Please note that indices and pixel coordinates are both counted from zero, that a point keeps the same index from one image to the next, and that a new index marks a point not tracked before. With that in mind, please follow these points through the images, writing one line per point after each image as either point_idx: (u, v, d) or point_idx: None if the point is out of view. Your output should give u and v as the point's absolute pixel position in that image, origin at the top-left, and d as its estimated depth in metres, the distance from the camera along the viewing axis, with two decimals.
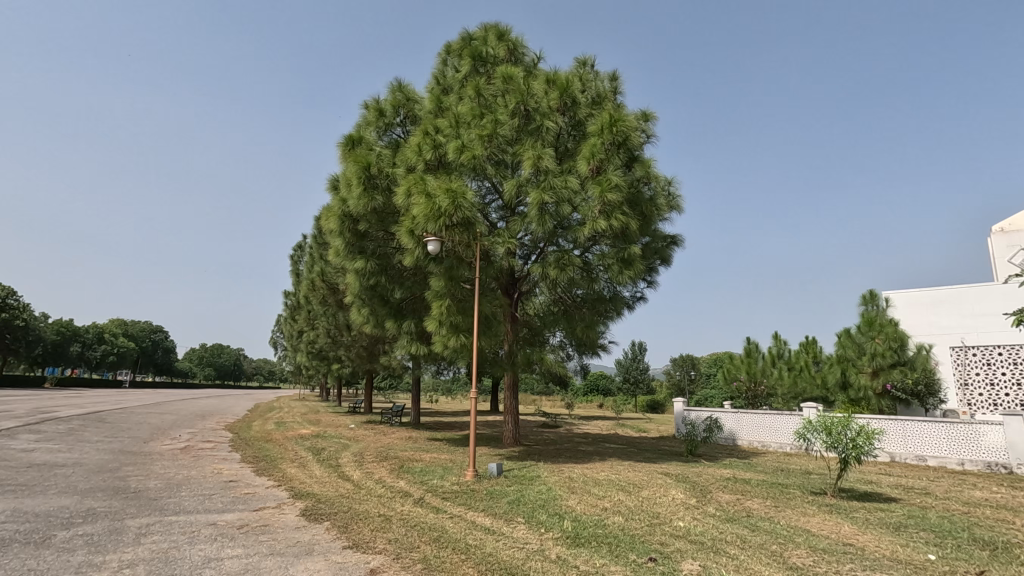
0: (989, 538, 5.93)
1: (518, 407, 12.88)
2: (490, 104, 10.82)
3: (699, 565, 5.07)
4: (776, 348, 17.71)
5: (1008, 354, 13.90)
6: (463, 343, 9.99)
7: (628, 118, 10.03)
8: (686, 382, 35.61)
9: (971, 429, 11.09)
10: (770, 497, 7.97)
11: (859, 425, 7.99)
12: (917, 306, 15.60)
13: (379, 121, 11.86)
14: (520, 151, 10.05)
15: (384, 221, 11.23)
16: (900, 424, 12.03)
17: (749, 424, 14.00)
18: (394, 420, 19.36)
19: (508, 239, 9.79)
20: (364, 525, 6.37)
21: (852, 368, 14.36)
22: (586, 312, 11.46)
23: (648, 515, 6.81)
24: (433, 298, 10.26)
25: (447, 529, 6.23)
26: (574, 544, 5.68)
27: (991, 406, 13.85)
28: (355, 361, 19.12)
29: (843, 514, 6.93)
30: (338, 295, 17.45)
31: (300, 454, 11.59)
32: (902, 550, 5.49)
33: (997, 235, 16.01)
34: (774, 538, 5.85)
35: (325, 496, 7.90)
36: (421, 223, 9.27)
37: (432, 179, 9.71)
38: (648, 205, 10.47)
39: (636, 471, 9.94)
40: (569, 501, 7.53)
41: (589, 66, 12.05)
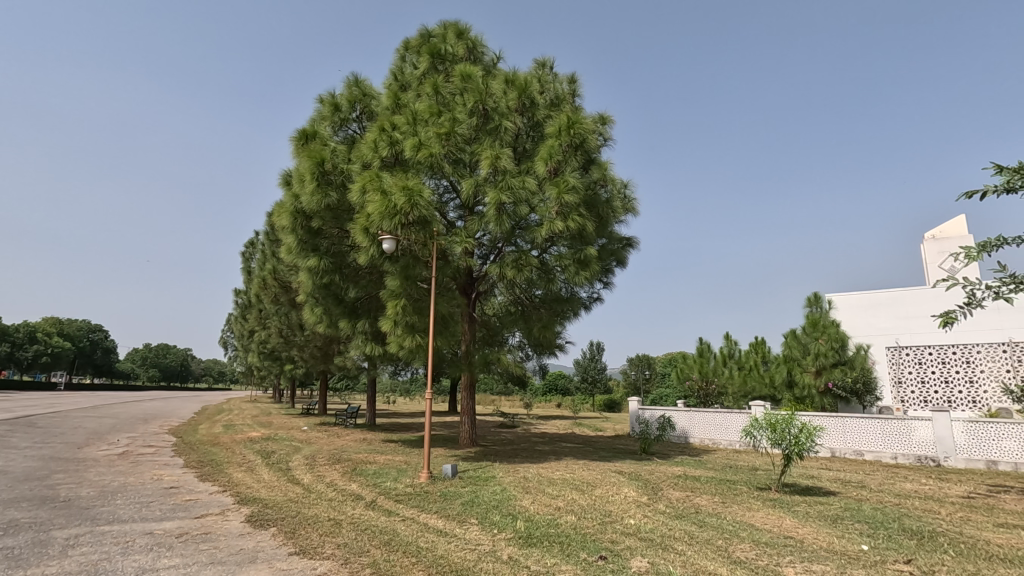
0: (917, 528, 6.27)
1: (475, 407, 12.85)
2: (448, 103, 10.75)
3: (647, 562, 5.14)
4: (728, 347, 18.26)
5: (937, 354, 14.80)
6: (419, 344, 9.86)
7: (586, 121, 10.12)
8: (641, 381, 36.48)
9: (904, 425, 11.70)
10: (718, 493, 8.21)
11: (801, 423, 8.33)
12: (857, 307, 16.27)
13: (333, 116, 11.60)
14: (478, 150, 10.01)
15: (339, 219, 10.99)
16: (840, 420, 12.63)
17: (701, 422, 14.38)
18: (350, 421, 18.99)
19: (465, 239, 9.75)
20: (312, 530, 6.21)
21: (797, 367, 15.04)
22: (544, 313, 11.49)
23: (599, 514, 6.90)
24: (388, 297, 10.07)
25: (399, 532, 6.13)
26: (526, 544, 5.69)
27: (922, 403, 14.75)
28: (309, 361, 18.67)
29: (785, 508, 7.20)
30: (292, 294, 17.01)
31: (248, 457, 11.23)
32: (837, 541, 5.74)
33: (930, 241, 16.96)
34: (720, 533, 6.02)
35: (273, 500, 7.66)
36: (376, 221, 9.12)
37: (389, 176, 9.61)
38: (605, 207, 10.60)
39: (590, 470, 10.06)
40: (523, 501, 7.55)
41: (548, 67, 12.13)
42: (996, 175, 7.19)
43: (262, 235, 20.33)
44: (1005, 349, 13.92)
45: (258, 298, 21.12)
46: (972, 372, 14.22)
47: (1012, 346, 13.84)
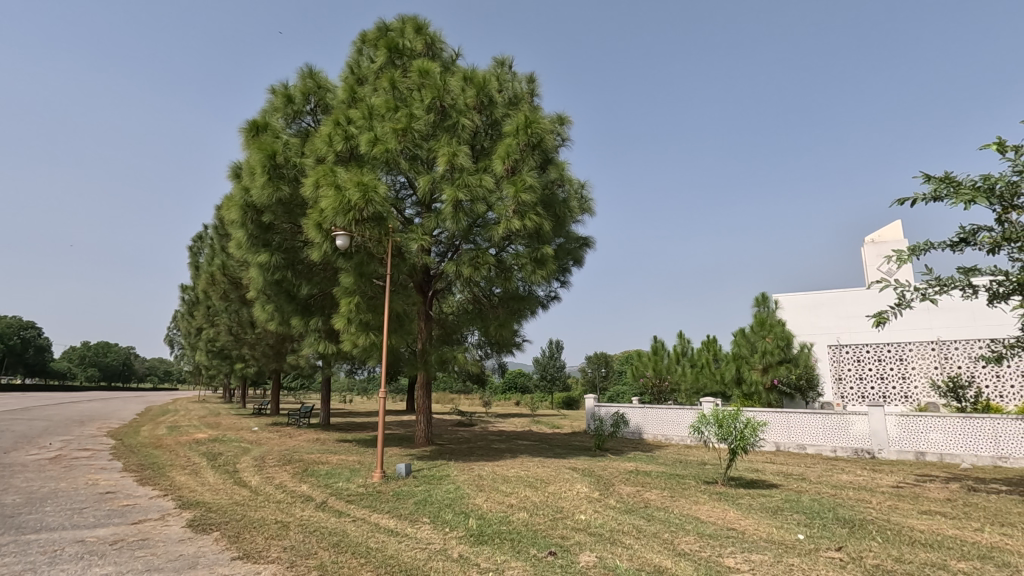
0: (849, 517, 6.62)
1: (431, 406, 12.79)
2: (406, 98, 10.62)
3: (596, 557, 5.24)
4: (681, 345, 18.75)
5: (874, 352, 15.60)
6: (373, 342, 9.73)
7: (544, 120, 10.20)
8: (598, 378, 37.13)
9: (843, 419, 12.30)
10: (667, 488, 8.43)
11: (747, 418, 8.63)
12: (802, 307, 16.89)
13: (286, 108, 11.30)
14: (435, 147, 9.95)
15: (292, 213, 10.71)
16: (783, 416, 13.18)
17: (654, 418, 14.70)
18: (303, 420, 18.53)
19: (421, 236, 9.68)
20: (258, 533, 6.03)
21: (745, 365, 15.62)
22: (501, 312, 11.50)
23: (551, 510, 6.97)
24: (342, 294, 9.88)
25: (348, 533, 6.04)
26: (478, 542, 5.71)
27: (860, 398, 15.57)
28: (261, 359, 18.16)
29: (729, 501, 7.46)
30: (242, 291, 16.52)
31: (193, 460, 10.80)
32: (776, 532, 5.99)
33: (870, 245, 17.83)
34: (667, 527, 6.19)
35: (217, 504, 7.41)
36: (329, 216, 8.94)
37: (343, 171, 9.44)
38: (561, 207, 10.68)
39: (544, 467, 10.14)
40: (477, 499, 7.55)
41: (507, 66, 12.13)
42: (924, 183, 7.65)
43: (211, 229, 19.57)
44: (934, 347, 14.82)
45: (206, 294, 20.33)
46: (905, 369, 15.09)
47: (940, 345, 14.75)
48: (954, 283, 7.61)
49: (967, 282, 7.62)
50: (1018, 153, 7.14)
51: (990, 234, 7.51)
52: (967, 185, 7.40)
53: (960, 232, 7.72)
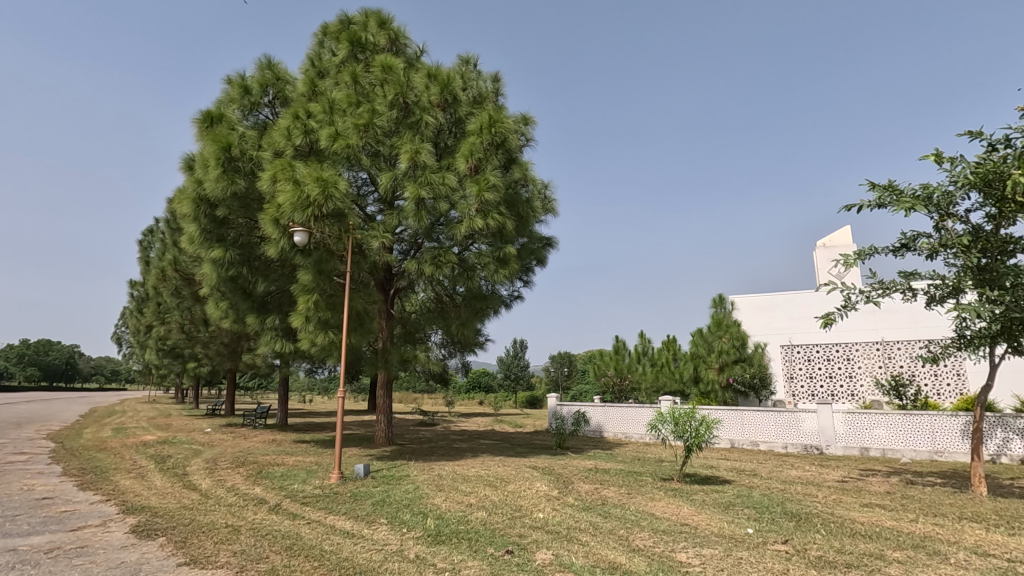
0: (796, 511, 6.88)
1: (392, 406, 12.64)
2: (368, 94, 10.46)
3: (552, 555, 5.27)
4: (642, 345, 19.10)
5: (823, 352, 16.23)
6: (332, 340, 9.52)
7: (508, 120, 10.21)
8: (562, 378, 37.44)
9: (793, 417, 12.76)
10: (624, 485, 8.58)
11: (702, 416, 8.84)
12: (757, 307, 17.39)
13: (243, 99, 10.96)
14: (398, 144, 9.84)
15: (248, 208, 10.42)
16: (737, 414, 13.56)
17: (615, 417, 14.93)
18: (259, 421, 18.01)
19: (383, 233, 9.56)
20: (207, 538, 5.84)
21: (702, 364, 16.07)
22: (463, 312, 11.43)
23: (509, 508, 6.99)
24: (299, 292, 9.64)
25: (302, 536, 5.90)
26: (435, 542, 5.67)
27: (810, 396, 16.18)
28: (215, 358, 17.60)
29: (684, 497, 7.65)
30: (195, 287, 15.93)
31: (139, 463, 10.35)
32: (727, 526, 6.17)
33: (821, 249, 18.52)
34: (623, 523, 6.29)
35: (165, 508, 7.14)
36: (287, 212, 8.73)
37: (302, 166, 9.23)
38: (525, 207, 10.70)
39: (505, 466, 10.17)
40: (435, 499, 7.50)
41: (471, 65, 12.09)
42: (869, 191, 8.02)
43: (162, 222, 18.75)
44: (879, 347, 15.53)
45: (155, 290, 19.49)
46: (851, 368, 15.77)
47: (884, 345, 15.47)
48: (895, 286, 8.00)
49: (907, 285, 8.01)
50: (953, 164, 7.55)
51: (928, 241, 7.93)
52: (908, 194, 7.78)
53: (901, 238, 8.12)
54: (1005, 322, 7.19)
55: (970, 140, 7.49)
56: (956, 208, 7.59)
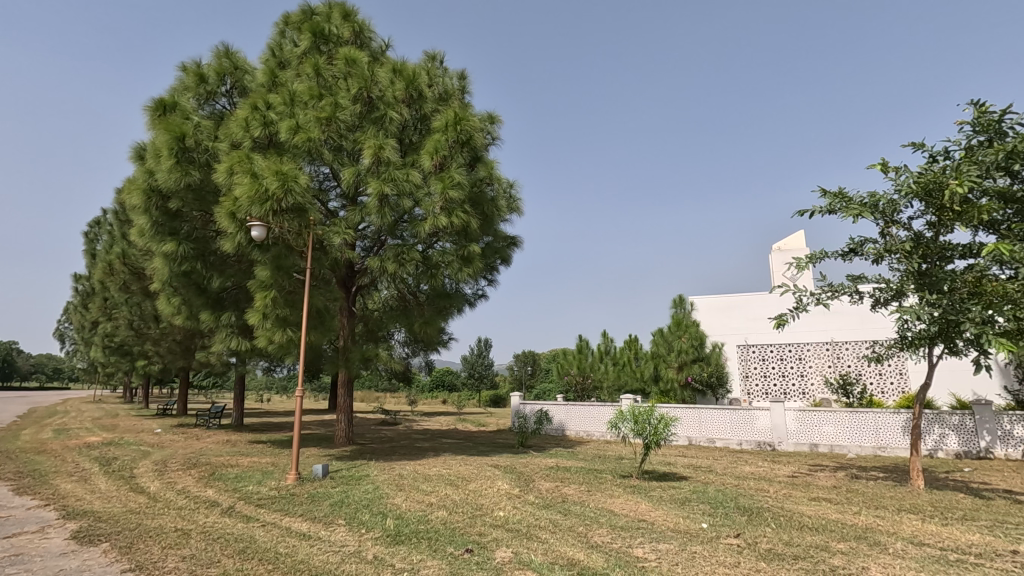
0: (748, 505, 7.11)
1: (352, 405, 12.45)
2: (331, 86, 10.26)
3: (511, 552, 5.30)
4: (605, 344, 19.35)
5: (776, 351, 16.81)
6: (290, 338, 9.28)
7: (473, 118, 10.18)
8: (525, 376, 37.63)
9: (748, 414, 13.17)
10: (584, 482, 8.70)
11: (660, 414, 9.02)
12: (715, 308, 17.87)
13: (198, 88, 10.58)
14: (361, 139, 9.69)
15: (203, 201, 10.07)
16: (695, 412, 13.90)
17: (577, 415, 15.09)
18: (213, 421, 17.42)
19: (344, 229, 9.40)
20: (155, 543, 5.62)
21: (662, 363, 16.42)
22: (426, 309, 11.34)
23: (470, 507, 6.98)
24: (257, 289, 9.36)
25: (256, 539, 5.74)
26: (394, 542, 5.60)
27: (764, 394, 16.73)
28: (166, 356, 16.94)
29: (642, 494, 7.81)
30: (145, 282, 15.29)
31: (82, 466, 9.86)
32: (683, 521, 6.32)
33: (777, 252, 19.16)
34: (582, 520, 6.37)
35: (109, 512, 6.82)
36: (244, 206, 8.47)
37: (261, 158, 8.98)
38: (489, 205, 10.70)
39: (467, 465, 10.14)
40: (396, 499, 7.42)
41: (438, 61, 12.00)
42: (821, 198, 8.35)
43: (110, 213, 17.90)
44: (828, 347, 16.19)
45: (102, 284, 18.59)
46: (803, 367, 16.39)
47: (833, 345, 16.14)
48: (843, 289, 8.34)
49: (854, 288, 8.38)
50: (898, 174, 7.93)
51: (874, 246, 8.31)
52: (856, 202, 8.14)
53: (849, 243, 8.47)
54: (942, 324, 7.59)
55: (913, 151, 7.89)
56: (900, 215, 7.98)
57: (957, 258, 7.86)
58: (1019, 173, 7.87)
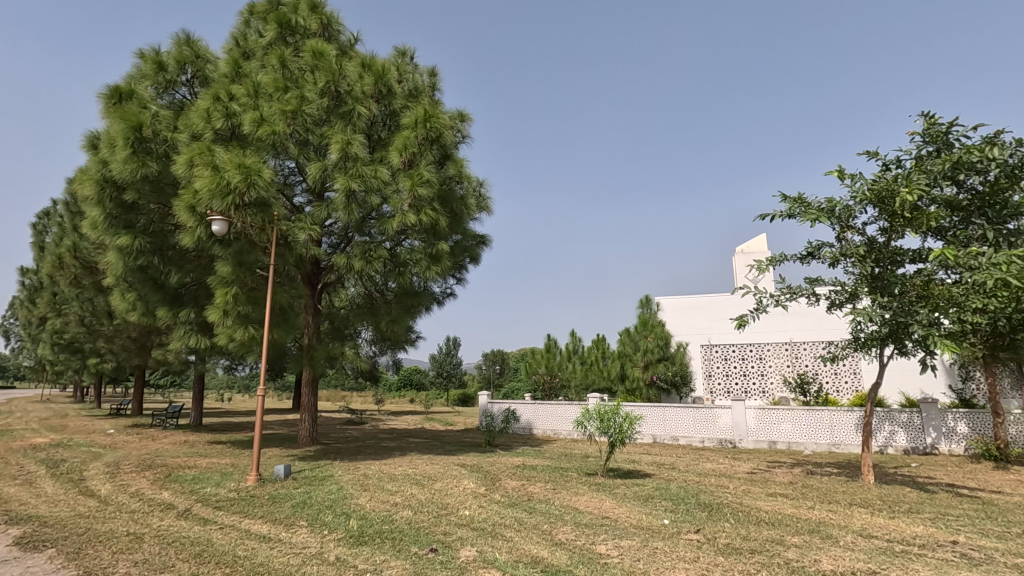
0: (708, 501, 7.29)
1: (316, 405, 12.22)
2: (297, 79, 10.05)
3: (476, 551, 5.30)
4: (573, 343, 19.51)
5: (738, 351, 17.26)
6: (252, 336, 9.05)
7: (444, 116, 10.11)
8: (494, 376, 37.60)
9: (710, 413, 13.49)
10: (550, 480, 8.76)
11: (625, 412, 9.15)
12: (680, 309, 18.22)
13: (156, 76, 10.21)
14: (328, 133, 9.53)
15: (161, 193, 9.73)
16: (659, 410, 14.14)
17: (544, 414, 15.17)
18: (170, 421, 16.85)
19: (310, 226, 9.23)
20: (105, 548, 5.41)
21: (629, 362, 16.65)
22: (393, 308, 11.22)
23: (436, 507, 6.94)
24: (217, 285, 9.08)
25: (213, 542, 5.59)
26: (357, 543, 5.53)
27: (726, 393, 17.14)
28: (120, 354, 16.30)
29: (606, 491, 7.90)
30: (98, 277, 14.68)
31: (27, 469, 9.41)
32: (646, 518, 6.44)
33: (740, 255, 19.65)
34: (547, 518, 6.41)
35: (55, 517, 6.53)
36: (204, 199, 8.22)
37: (223, 151, 8.73)
38: (459, 204, 10.66)
39: (433, 464, 10.07)
40: (359, 499, 7.32)
41: (408, 57, 11.88)
42: (782, 202, 8.61)
43: (60, 205, 17.12)
44: (787, 347, 16.71)
45: (51, 278, 17.72)
46: (763, 367, 16.86)
47: (792, 345, 16.67)
48: (801, 291, 8.62)
49: (812, 290, 8.66)
50: (853, 181, 8.24)
51: (830, 250, 8.61)
52: (815, 207, 8.43)
53: (807, 246, 8.76)
54: (893, 326, 7.92)
55: (868, 159, 8.21)
56: (855, 221, 8.29)
57: (907, 262, 8.21)
58: (964, 182, 8.36)
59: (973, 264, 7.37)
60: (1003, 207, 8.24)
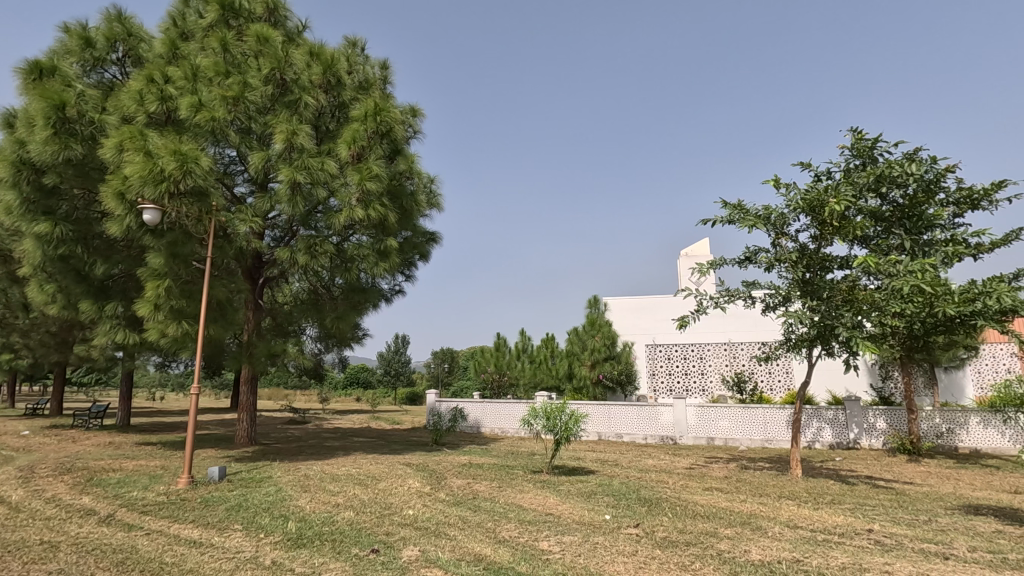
0: (648, 496, 7.52)
1: (255, 403, 11.77)
2: (239, 64, 9.64)
3: (418, 551, 5.25)
4: (522, 342, 19.61)
5: (681, 350, 17.85)
6: (186, 332, 8.60)
7: (394, 110, 9.95)
8: (443, 375, 37.33)
9: (653, 410, 13.89)
10: (496, 478, 8.79)
11: (571, 410, 9.29)
12: (627, 309, 18.68)
13: (83, 53, 9.56)
14: (272, 122, 9.19)
15: (86, 178, 9.12)
16: (605, 408, 14.43)
17: (492, 412, 15.21)
18: (93, 421, 15.80)
19: (251, 218, 8.91)
20: (14, 558, 5.02)
21: (576, 360, 16.94)
22: (339, 304, 10.95)
23: (379, 507, 6.83)
24: (148, 277, 8.59)
25: (138, 549, 5.28)
26: (295, 546, 5.37)
27: (668, 391, 17.70)
28: (38, 350, 15.14)
29: (550, 489, 8.00)
30: (12, 266, 13.58)
31: None
32: (588, 514, 6.57)
33: (684, 258, 20.33)
34: (491, 516, 6.43)
35: None
36: (135, 186, 7.74)
37: (157, 136, 8.27)
38: (409, 200, 10.52)
39: (378, 464, 9.90)
40: (299, 500, 7.12)
41: (358, 48, 11.62)
42: (722, 209, 8.98)
43: None
44: (726, 347, 17.43)
45: None
46: (703, 366, 17.51)
47: (731, 345, 17.40)
48: (739, 294, 9.01)
49: (748, 293, 9.07)
50: (787, 190, 8.69)
51: (766, 255, 9.04)
52: (753, 213, 8.83)
53: (745, 251, 9.16)
54: (821, 328, 8.41)
55: (801, 170, 8.68)
56: (788, 228, 8.73)
57: (835, 268, 8.73)
58: (887, 195, 8.99)
59: (892, 271, 7.93)
60: (920, 219, 8.98)
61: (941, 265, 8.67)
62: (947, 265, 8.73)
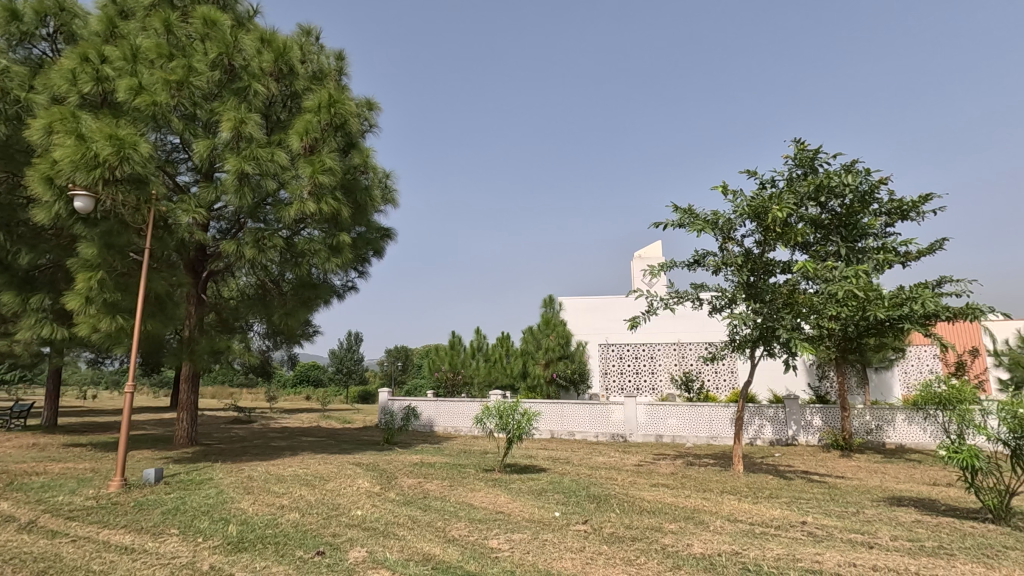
0: (597, 493, 7.66)
1: (196, 402, 11.26)
2: (184, 47, 9.20)
3: (366, 551, 5.17)
4: (477, 341, 19.55)
5: (632, 350, 18.26)
6: (121, 327, 8.14)
7: (349, 102, 9.73)
8: (397, 373, 36.81)
9: (605, 408, 14.16)
10: (448, 477, 8.75)
11: (524, 408, 9.36)
12: (581, 309, 18.94)
13: (9, 27, 8.92)
14: (219, 110, 8.82)
15: (10, 160, 8.51)
16: (558, 406, 14.60)
17: (445, 411, 15.11)
18: (15, 421, 14.77)
19: (194, 208, 8.53)
20: None
21: (530, 359, 17.05)
22: (288, 300, 10.61)
23: (326, 508, 6.68)
24: (80, 268, 8.08)
25: (61, 557, 4.97)
26: (235, 550, 5.18)
27: (620, 389, 18.06)
28: None
29: (502, 487, 8.03)
30: None
31: None
32: (538, 511, 6.63)
33: (637, 260, 20.78)
34: (441, 515, 6.40)
35: None
36: (65, 171, 7.27)
37: (91, 118, 7.79)
38: (363, 195, 10.31)
39: (326, 464, 9.66)
40: (241, 502, 6.87)
41: (312, 37, 11.30)
42: (674, 213, 9.23)
43: None
44: (676, 347, 17.96)
45: None
46: (654, 365, 17.97)
47: (680, 345, 17.94)
48: (687, 295, 9.30)
49: (696, 296, 9.36)
50: (735, 197, 9.00)
51: (714, 258, 9.36)
52: (702, 218, 9.12)
53: (694, 255, 9.45)
54: (763, 330, 8.78)
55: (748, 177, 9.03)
56: (734, 233, 9.06)
57: (777, 273, 9.12)
58: (826, 204, 9.45)
59: (829, 276, 8.36)
60: (854, 228, 9.49)
61: (873, 272, 9.20)
62: (878, 272, 9.28)
